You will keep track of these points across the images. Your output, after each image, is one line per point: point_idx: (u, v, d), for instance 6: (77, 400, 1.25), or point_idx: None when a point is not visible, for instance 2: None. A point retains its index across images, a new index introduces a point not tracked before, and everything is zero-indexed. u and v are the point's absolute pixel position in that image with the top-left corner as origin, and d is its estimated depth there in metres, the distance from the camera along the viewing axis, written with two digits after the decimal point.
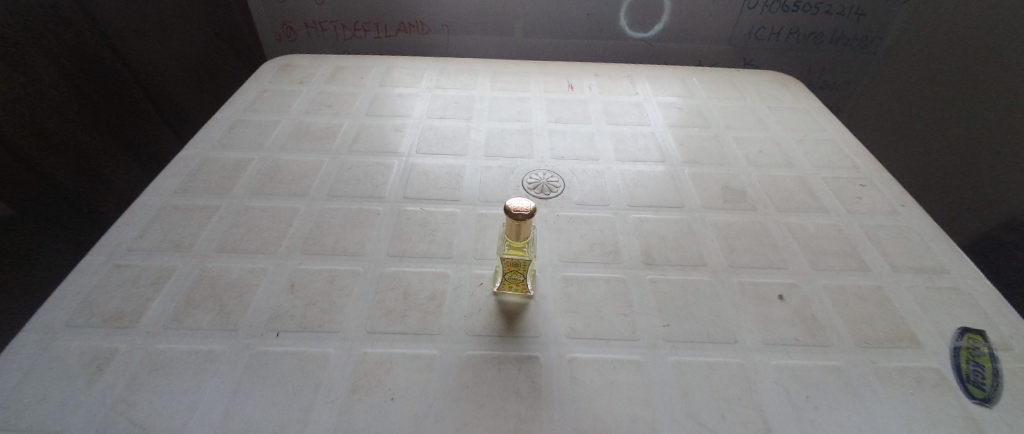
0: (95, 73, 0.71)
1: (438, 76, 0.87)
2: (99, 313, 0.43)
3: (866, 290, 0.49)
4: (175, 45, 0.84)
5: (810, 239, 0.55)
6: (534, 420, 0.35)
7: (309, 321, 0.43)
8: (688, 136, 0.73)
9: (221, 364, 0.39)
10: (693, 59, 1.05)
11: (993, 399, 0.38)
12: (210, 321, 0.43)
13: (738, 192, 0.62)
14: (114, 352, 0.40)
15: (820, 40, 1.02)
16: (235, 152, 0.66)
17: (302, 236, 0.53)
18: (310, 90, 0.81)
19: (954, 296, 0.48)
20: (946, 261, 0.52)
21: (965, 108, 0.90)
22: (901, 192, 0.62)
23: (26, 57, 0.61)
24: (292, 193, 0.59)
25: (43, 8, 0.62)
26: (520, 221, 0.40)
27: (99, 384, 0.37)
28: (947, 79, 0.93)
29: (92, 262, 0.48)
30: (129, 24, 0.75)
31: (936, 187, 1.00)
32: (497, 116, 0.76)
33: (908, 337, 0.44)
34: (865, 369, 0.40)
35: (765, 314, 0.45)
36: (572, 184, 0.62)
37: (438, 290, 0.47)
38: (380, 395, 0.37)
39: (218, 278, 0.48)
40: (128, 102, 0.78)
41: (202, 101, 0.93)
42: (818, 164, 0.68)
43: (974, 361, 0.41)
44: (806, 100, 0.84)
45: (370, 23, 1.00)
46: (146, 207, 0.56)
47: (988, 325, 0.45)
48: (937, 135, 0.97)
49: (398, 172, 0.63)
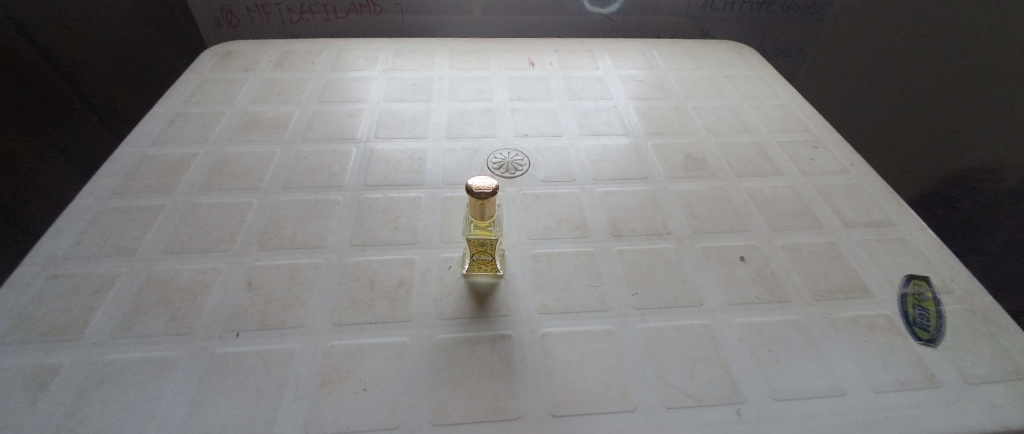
0: (16, 69, 0.64)
1: (394, 58, 0.83)
2: (34, 328, 0.40)
3: (820, 246, 0.51)
4: (105, 36, 0.77)
5: (767, 201, 0.57)
6: (509, 396, 0.35)
7: (271, 319, 0.41)
8: (650, 108, 0.74)
9: (177, 370, 0.37)
10: (652, 31, 1.06)
11: (937, 339, 0.41)
12: (161, 327, 0.40)
13: (700, 161, 0.63)
14: (55, 367, 0.37)
15: (773, 8, 1.04)
16: (177, 148, 0.61)
17: (257, 232, 0.50)
18: (256, 77, 0.76)
19: (898, 246, 0.51)
20: (891, 214, 0.55)
21: (917, 65, 0.93)
22: (849, 152, 0.65)
23: None
24: (244, 188, 0.56)
25: None
26: (482, 200, 0.39)
27: (41, 403, 0.34)
28: (897, 39, 0.95)
29: (21, 275, 0.44)
30: (52, 13, 0.68)
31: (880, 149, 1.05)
32: (457, 97, 0.74)
33: (859, 287, 0.46)
34: (820, 320, 0.43)
35: (729, 276, 0.47)
36: (538, 162, 0.61)
37: (405, 276, 0.46)
38: (351, 386, 0.36)
39: (168, 281, 0.45)
40: (59, 102, 0.71)
41: (139, 96, 0.87)
42: (774, 130, 0.70)
43: (919, 305, 0.44)
44: (761, 68, 0.86)
45: (317, 5, 0.95)
46: (80, 211, 0.52)
47: (930, 271, 0.48)
48: (877, 99, 1.03)
49: (356, 160, 0.61)
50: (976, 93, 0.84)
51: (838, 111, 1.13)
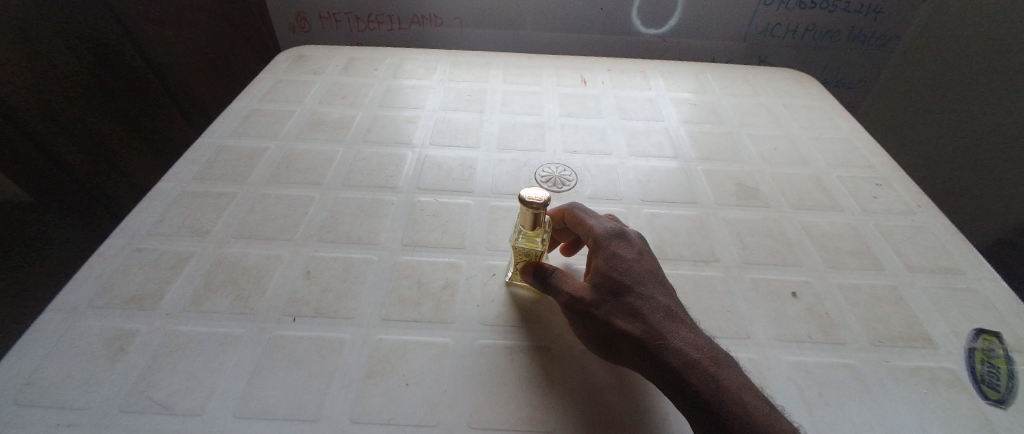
0: (110, 62, 0.72)
1: (451, 69, 0.87)
2: (119, 295, 0.44)
3: (879, 289, 0.48)
4: (196, 37, 0.85)
5: (823, 237, 0.55)
6: (545, 409, 0.36)
7: (324, 308, 0.44)
8: (702, 133, 0.73)
9: (238, 347, 0.40)
10: (706, 55, 1.04)
11: (1008, 399, 0.38)
12: (227, 305, 0.44)
13: (752, 189, 0.62)
14: (135, 333, 0.40)
15: (837, 38, 1.00)
16: (250, 141, 0.67)
17: (317, 224, 0.54)
18: (324, 80, 0.81)
19: (970, 296, 0.48)
20: (962, 262, 0.52)
21: (993, 106, 0.87)
22: (917, 192, 0.61)
23: (51, 50, 0.63)
24: (306, 182, 0.60)
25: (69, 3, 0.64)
26: (532, 212, 0.40)
27: (121, 364, 0.38)
28: (973, 77, 0.90)
29: (112, 246, 0.49)
30: (145, 14, 0.75)
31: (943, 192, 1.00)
32: (509, 109, 0.76)
33: (922, 336, 0.44)
34: (877, 367, 0.40)
35: (778, 310, 0.45)
36: (585, 178, 0.62)
37: (451, 280, 0.47)
38: (394, 380, 0.37)
39: (235, 264, 0.48)
40: (149, 96, 0.79)
41: (220, 92, 0.94)
42: (833, 163, 0.67)
43: (988, 361, 0.41)
44: (821, 98, 0.83)
45: (382, 15, 1.01)
46: (164, 193, 0.57)
47: (1004, 326, 0.44)
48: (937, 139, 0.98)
49: (411, 163, 0.64)
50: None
51: (898, 146, 1.07)
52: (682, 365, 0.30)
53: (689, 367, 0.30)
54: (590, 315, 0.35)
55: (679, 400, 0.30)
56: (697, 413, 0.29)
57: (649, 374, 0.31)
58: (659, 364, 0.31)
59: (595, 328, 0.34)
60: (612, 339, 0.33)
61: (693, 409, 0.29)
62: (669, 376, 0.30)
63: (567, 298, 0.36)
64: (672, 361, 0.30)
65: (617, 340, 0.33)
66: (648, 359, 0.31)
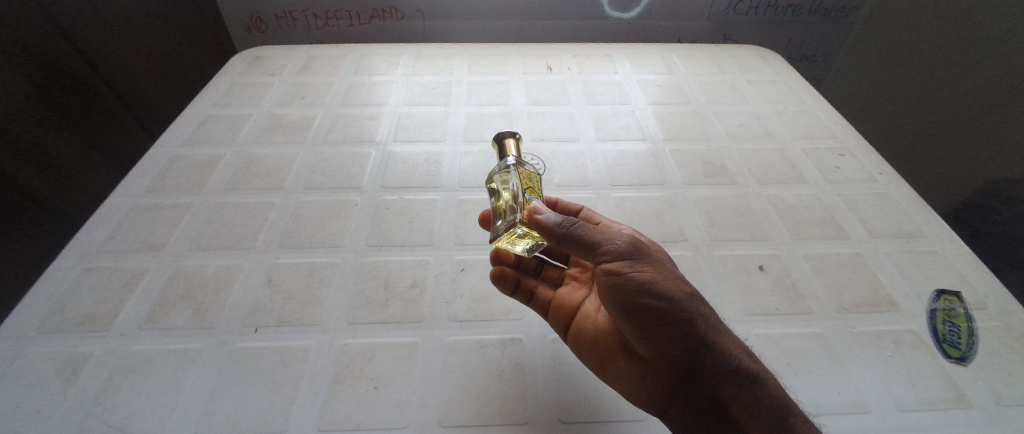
0: (58, 73, 0.67)
1: (414, 63, 0.85)
2: (70, 317, 0.42)
3: (844, 257, 0.49)
4: (142, 38, 0.80)
5: (790, 210, 0.55)
6: (518, 401, 0.36)
7: (289, 315, 0.42)
8: (669, 113, 0.73)
9: (199, 362, 0.38)
10: (673, 35, 1.04)
11: (968, 357, 0.39)
12: (185, 320, 0.42)
13: (720, 167, 0.62)
14: (87, 355, 0.39)
15: (799, 12, 1.02)
16: (206, 148, 0.64)
17: (278, 230, 0.52)
18: (283, 81, 0.79)
19: (932, 258, 0.49)
20: (923, 226, 0.53)
21: (935, 73, 0.90)
22: (878, 160, 0.62)
23: None
24: (267, 187, 0.58)
25: (5, 11, 0.59)
26: (513, 139, 0.42)
27: (75, 388, 0.36)
28: (964, 36, 0.84)
29: (60, 266, 0.47)
30: (92, 22, 0.70)
31: (895, 158, 1.01)
32: (475, 101, 0.75)
33: (887, 301, 0.44)
34: (843, 333, 0.41)
35: (747, 285, 0.46)
36: (553, 166, 0.61)
37: (419, 277, 0.46)
38: (363, 384, 0.37)
39: (193, 276, 0.46)
40: (99, 104, 0.74)
41: (173, 95, 0.89)
42: (798, 136, 0.68)
43: (950, 321, 0.42)
44: (784, 73, 0.84)
45: (342, 11, 0.98)
46: (114, 208, 0.54)
47: (964, 285, 0.45)
48: (889, 107, 1.01)
49: (375, 161, 0.62)
50: (983, 111, 0.82)
51: (879, 114, 1.04)
52: (749, 353, 0.29)
53: (755, 356, 0.29)
54: (663, 266, 0.30)
55: (747, 376, 0.26)
56: (769, 391, 0.26)
57: (718, 344, 0.27)
58: (733, 340, 0.28)
59: (670, 277, 0.29)
60: (690, 296, 0.28)
61: (765, 386, 0.26)
62: (738, 349, 0.28)
63: (635, 239, 0.31)
64: (742, 345, 0.29)
65: (694, 298, 0.28)
66: (719, 329, 0.28)
